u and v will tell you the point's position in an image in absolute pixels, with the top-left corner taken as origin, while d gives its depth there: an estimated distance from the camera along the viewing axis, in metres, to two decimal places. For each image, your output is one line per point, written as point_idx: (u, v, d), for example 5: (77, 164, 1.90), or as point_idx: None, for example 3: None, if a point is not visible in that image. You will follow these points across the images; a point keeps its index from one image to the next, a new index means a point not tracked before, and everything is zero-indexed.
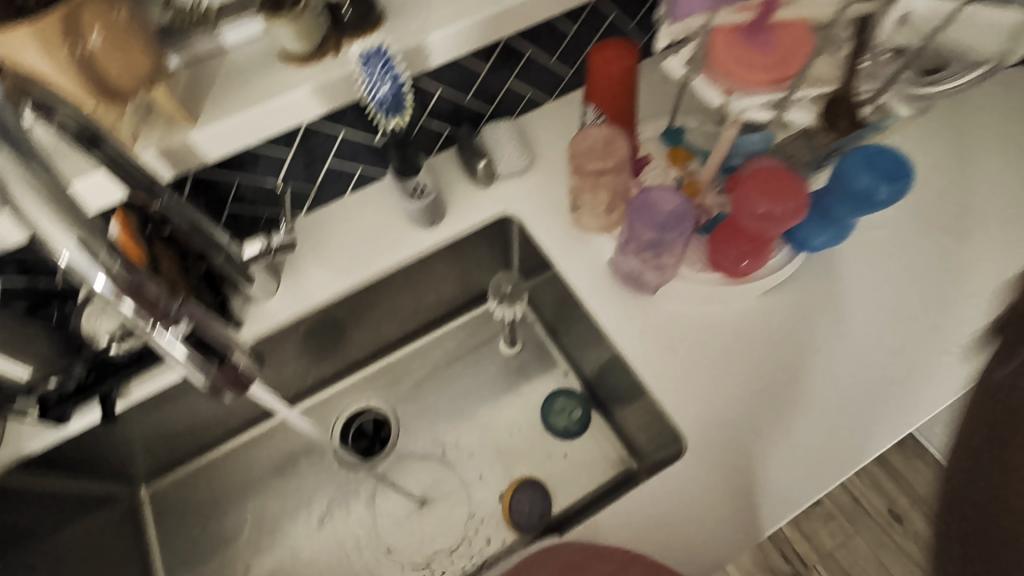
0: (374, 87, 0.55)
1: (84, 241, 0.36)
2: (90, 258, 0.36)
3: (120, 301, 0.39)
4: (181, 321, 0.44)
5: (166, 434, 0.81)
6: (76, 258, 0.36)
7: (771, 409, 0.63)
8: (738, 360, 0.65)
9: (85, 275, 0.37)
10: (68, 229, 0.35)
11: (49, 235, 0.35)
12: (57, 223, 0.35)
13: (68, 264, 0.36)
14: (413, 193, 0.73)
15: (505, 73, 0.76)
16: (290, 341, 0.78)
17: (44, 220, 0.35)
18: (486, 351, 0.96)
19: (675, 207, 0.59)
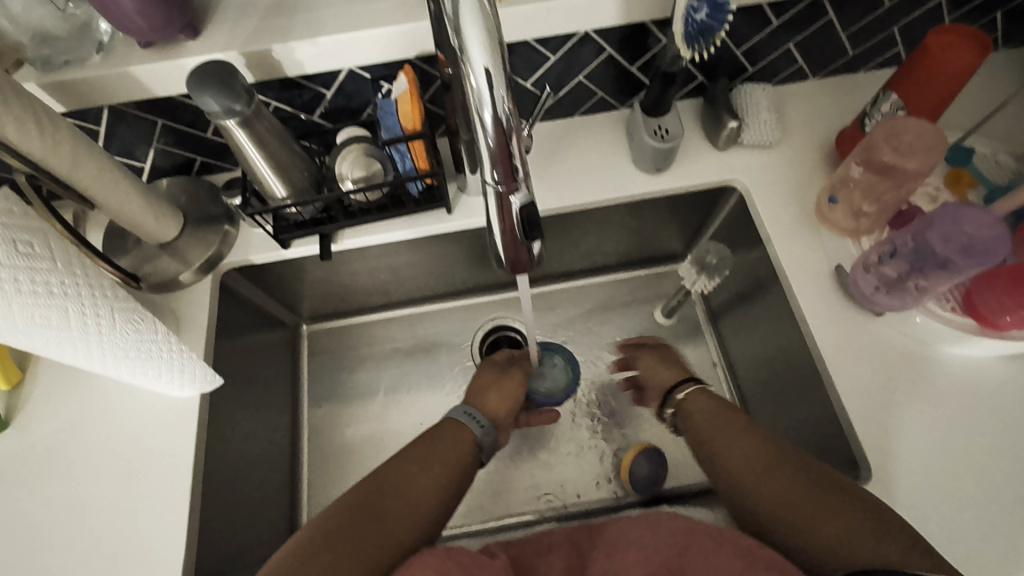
0: (694, 10, 0.53)
1: (494, 68, 0.32)
2: (491, 90, 0.32)
3: (483, 144, 0.35)
4: (522, 193, 0.38)
5: (343, 285, 0.88)
6: (480, 84, 0.32)
7: (879, 415, 0.60)
8: (861, 358, 0.62)
9: (477, 106, 0.33)
10: (488, 51, 0.31)
11: (469, 50, 0.31)
12: (483, 37, 0.31)
13: (471, 89, 0.33)
14: (655, 134, 0.69)
15: (790, 34, 0.69)
16: (479, 237, 0.80)
17: (472, 34, 0.31)
18: (637, 312, 0.94)
19: (995, 234, 0.54)
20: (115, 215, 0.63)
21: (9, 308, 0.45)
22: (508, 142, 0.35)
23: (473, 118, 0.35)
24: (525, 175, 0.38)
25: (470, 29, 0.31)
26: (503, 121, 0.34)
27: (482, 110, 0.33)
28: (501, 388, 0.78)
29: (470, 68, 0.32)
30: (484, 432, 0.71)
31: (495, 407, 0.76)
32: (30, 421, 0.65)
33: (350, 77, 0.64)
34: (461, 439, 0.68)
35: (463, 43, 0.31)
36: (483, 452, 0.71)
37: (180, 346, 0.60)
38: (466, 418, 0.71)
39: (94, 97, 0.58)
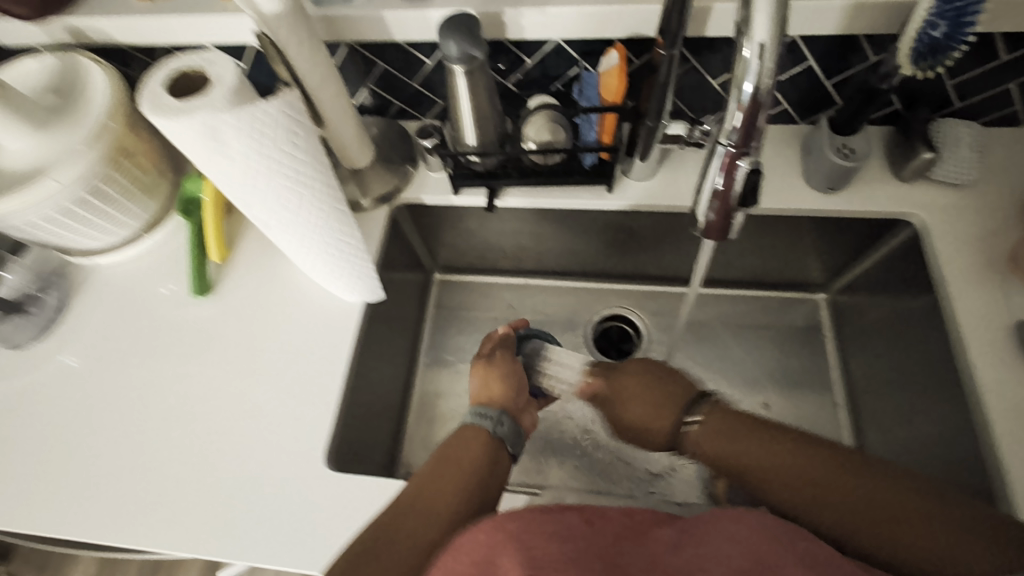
0: (930, 27, 0.54)
1: (770, 44, 0.36)
2: (761, 62, 0.36)
3: (732, 112, 0.40)
4: (749, 161, 0.42)
5: (485, 242, 0.94)
6: (753, 55, 0.36)
7: None
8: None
9: (741, 79, 0.37)
10: (769, 29, 0.35)
11: (754, 23, 0.35)
12: (770, 18, 0.35)
13: (741, 58, 0.37)
14: (838, 151, 0.68)
15: (1016, 73, 0.65)
16: (627, 223, 0.84)
17: (761, 11, 0.35)
18: (761, 333, 0.92)
19: None
20: (331, 135, 0.73)
21: (272, 185, 0.56)
22: (757, 116, 0.39)
23: (732, 86, 0.39)
24: (758, 145, 0.42)
25: (762, 3, 0.35)
26: (760, 94, 0.38)
27: (745, 83, 0.37)
28: (495, 375, 0.73)
29: (747, 40, 0.36)
30: (499, 427, 0.67)
31: (501, 396, 0.71)
32: (228, 294, 0.78)
33: (556, 49, 0.70)
34: (477, 439, 0.65)
35: (751, 11, 0.35)
36: (510, 444, 0.68)
37: (364, 257, 0.69)
38: (477, 418, 0.68)
39: (346, 33, 0.68)
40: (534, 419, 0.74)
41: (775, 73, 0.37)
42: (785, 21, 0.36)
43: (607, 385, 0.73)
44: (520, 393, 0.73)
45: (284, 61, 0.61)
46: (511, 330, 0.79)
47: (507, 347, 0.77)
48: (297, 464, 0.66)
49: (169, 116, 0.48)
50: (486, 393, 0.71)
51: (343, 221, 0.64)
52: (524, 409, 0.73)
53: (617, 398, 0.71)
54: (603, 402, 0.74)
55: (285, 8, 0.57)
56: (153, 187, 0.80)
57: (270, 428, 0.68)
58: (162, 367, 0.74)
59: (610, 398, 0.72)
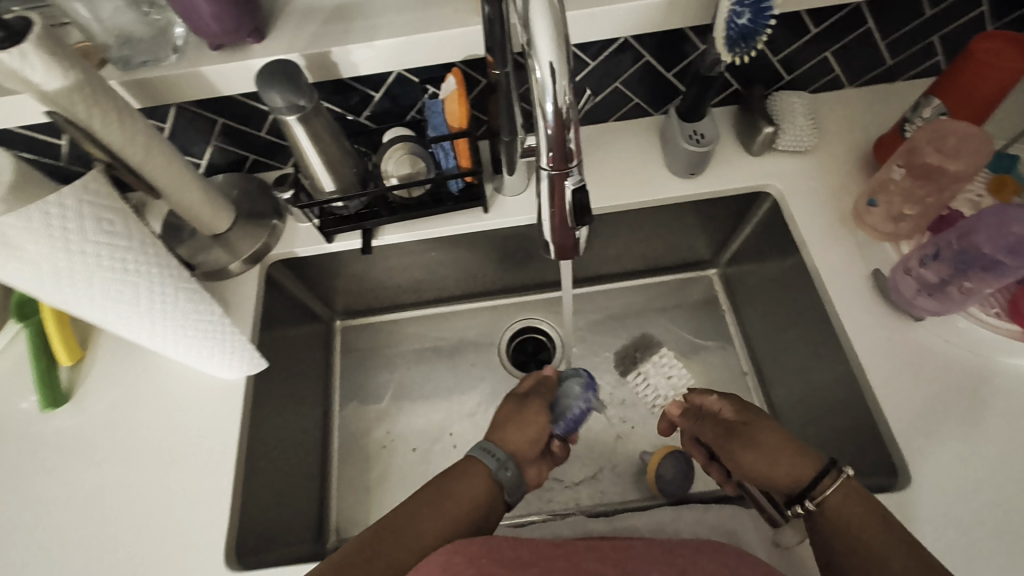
0: (736, 15, 0.56)
1: (558, 63, 0.35)
2: (554, 79, 0.35)
3: (541, 131, 0.38)
4: (575, 176, 0.40)
5: (378, 281, 0.90)
6: (545, 77, 0.35)
7: (915, 419, 0.60)
8: (898, 361, 0.63)
9: (540, 96, 0.36)
10: (553, 46, 0.34)
11: (537, 44, 0.34)
12: (551, 34, 0.34)
13: (534, 79, 0.35)
14: (691, 138, 0.71)
15: (828, 42, 0.70)
16: (514, 236, 0.83)
17: (540, 29, 0.34)
18: (667, 318, 0.94)
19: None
20: (175, 204, 0.67)
21: (92, 280, 0.49)
22: (567, 134, 0.38)
23: (536, 108, 0.37)
24: (579, 159, 0.40)
25: (539, 21, 0.34)
26: (563, 111, 0.37)
27: (545, 102, 0.36)
28: (518, 418, 0.70)
29: (535, 60, 0.35)
30: (502, 470, 0.64)
31: (516, 442, 0.68)
32: (89, 397, 0.69)
33: (398, 79, 0.68)
34: (478, 484, 0.61)
35: (531, 31, 0.34)
36: (507, 492, 0.64)
37: (235, 330, 0.64)
38: (484, 455, 0.65)
39: (166, 95, 0.63)
40: (538, 475, 0.71)
41: (572, 89, 0.36)
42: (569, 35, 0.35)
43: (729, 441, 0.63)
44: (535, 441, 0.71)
45: (89, 136, 0.55)
46: (551, 373, 0.78)
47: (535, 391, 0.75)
48: (194, 570, 0.60)
49: None
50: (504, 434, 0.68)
51: (197, 302, 0.59)
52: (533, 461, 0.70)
53: (752, 461, 0.61)
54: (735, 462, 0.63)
55: (75, 83, 0.51)
56: None
57: (160, 538, 0.61)
58: (19, 497, 0.65)
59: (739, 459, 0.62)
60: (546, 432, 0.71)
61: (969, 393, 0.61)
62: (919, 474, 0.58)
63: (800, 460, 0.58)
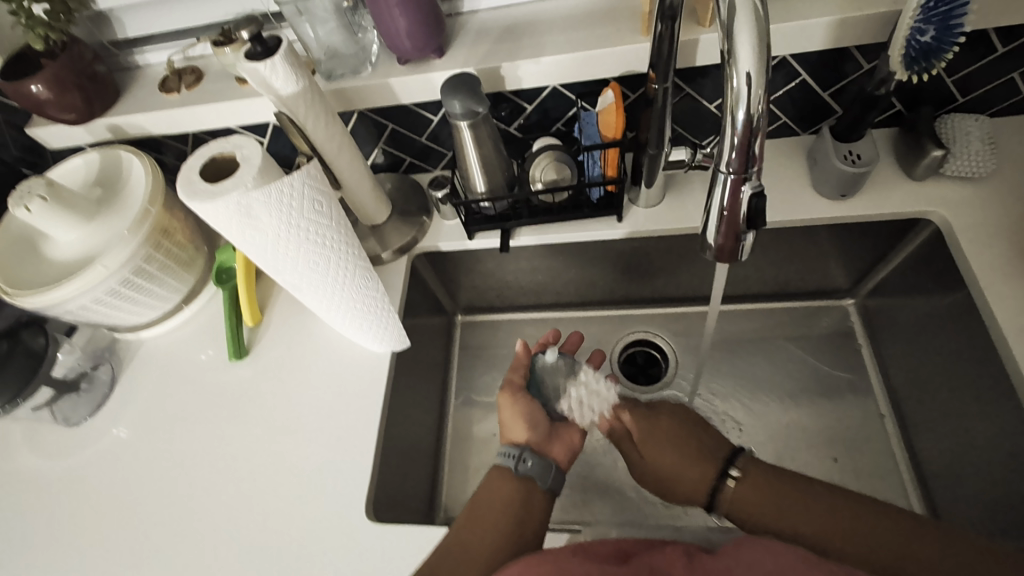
0: (918, 32, 0.54)
1: (756, 72, 0.37)
2: (750, 89, 0.37)
3: (728, 138, 0.40)
4: (752, 182, 0.42)
5: (503, 281, 0.96)
6: (740, 84, 0.38)
7: None
8: None
9: (735, 104, 0.38)
10: (754, 58, 0.36)
11: (738, 54, 0.37)
12: (754, 48, 0.36)
13: (731, 88, 0.38)
14: (844, 157, 0.69)
15: (1017, 62, 0.65)
16: (642, 247, 0.84)
17: (743, 41, 0.36)
18: (793, 346, 0.90)
19: None
20: (349, 195, 0.78)
21: (298, 251, 0.59)
22: (752, 142, 0.40)
23: (724, 114, 0.40)
24: (758, 166, 0.42)
25: (743, 34, 0.36)
26: (753, 119, 0.39)
27: (738, 111, 0.38)
28: (511, 409, 0.70)
29: (734, 70, 0.37)
30: (521, 464, 0.64)
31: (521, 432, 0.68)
32: (263, 355, 0.81)
33: (553, 93, 0.73)
34: (504, 484, 0.63)
35: (734, 45, 0.37)
36: (539, 478, 0.64)
37: (390, 308, 0.72)
38: (503, 457, 0.65)
39: (358, 102, 0.73)
40: (569, 445, 0.70)
41: (765, 98, 0.38)
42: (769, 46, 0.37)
43: (640, 432, 0.71)
44: (541, 421, 0.69)
45: (302, 134, 0.66)
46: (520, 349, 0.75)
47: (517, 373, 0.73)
48: (338, 516, 0.67)
49: (203, 200, 0.52)
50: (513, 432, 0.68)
51: (367, 279, 0.67)
52: (554, 438, 0.69)
53: (671, 475, 0.67)
54: (623, 438, 0.73)
55: (301, 88, 0.62)
56: (190, 261, 0.85)
57: (312, 483, 0.70)
58: (205, 432, 0.77)
59: (634, 444, 0.71)
60: (539, 413, 0.69)
61: None
62: None
63: (696, 462, 0.66)
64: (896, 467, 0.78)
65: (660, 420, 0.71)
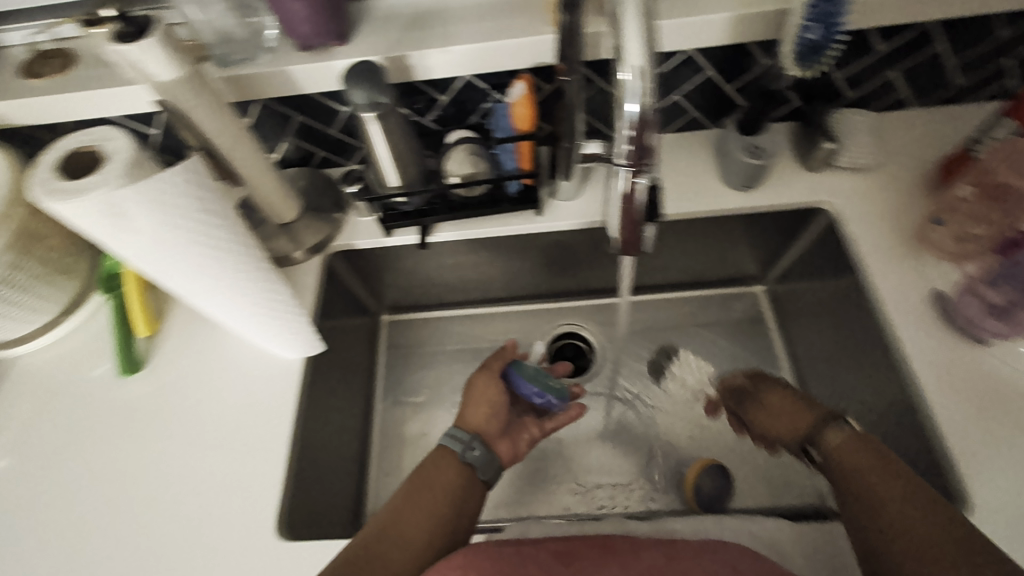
0: (804, 30, 0.57)
1: (644, 66, 0.37)
2: (640, 82, 0.37)
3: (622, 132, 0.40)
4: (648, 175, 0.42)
5: (427, 278, 0.93)
6: (630, 78, 0.37)
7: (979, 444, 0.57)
8: (963, 385, 0.61)
9: (625, 99, 0.38)
10: (642, 50, 0.36)
11: (627, 47, 0.36)
12: (640, 39, 0.36)
13: (620, 81, 0.37)
14: (748, 150, 0.71)
15: (895, 61, 0.70)
16: (564, 240, 0.84)
17: (631, 36, 0.36)
18: (710, 332, 0.93)
19: None
20: (252, 192, 0.72)
21: (184, 255, 0.54)
22: (645, 135, 0.40)
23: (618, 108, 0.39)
24: (653, 160, 0.42)
25: (631, 28, 0.36)
26: (644, 113, 0.38)
27: (629, 106, 0.38)
28: (477, 399, 0.73)
29: (623, 64, 0.37)
30: (470, 450, 0.66)
31: (478, 418, 0.71)
32: (162, 367, 0.74)
33: (466, 83, 0.71)
34: (446, 471, 0.64)
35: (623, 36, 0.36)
36: (481, 469, 0.66)
37: (298, 310, 0.67)
38: (452, 441, 0.67)
39: (255, 92, 0.68)
40: (512, 448, 0.72)
41: (655, 92, 0.38)
42: (655, 39, 0.37)
43: (750, 386, 0.72)
44: (498, 418, 0.73)
45: (190, 126, 0.60)
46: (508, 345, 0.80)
47: (497, 365, 0.77)
48: (249, 537, 0.63)
49: (64, 198, 0.46)
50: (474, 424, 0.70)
51: (269, 282, 0.62)
52: (502, 436, 0.72)
53: (760, 403, 0.69)
54: (734, 393, 0.74)
55: (182, 75, 0.56)
56: (72, 268, 0.76)
57: (219, 503, 0.65)
58: (95, 455, 0.70)
59: (749, 402, 0.71)
60: (502, 408, 0.73)
61: None
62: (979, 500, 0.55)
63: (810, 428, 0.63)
64: None
65: (770, 399, 0.68)
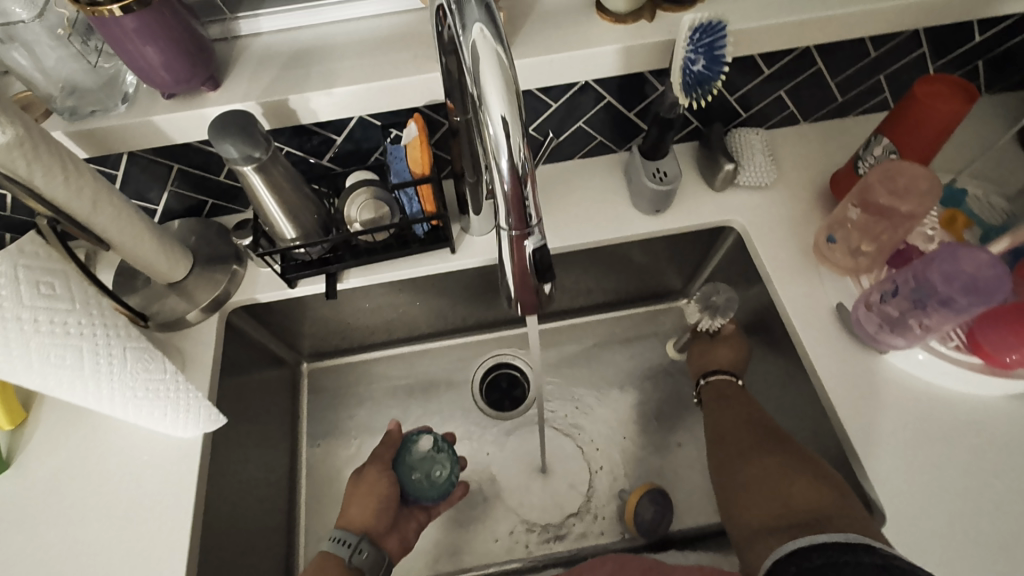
0: (691, 62, 0.57)
1: (511, 117, 0.34)
2: (507, 137, 0.35)
3: (498, 187, 0.37)
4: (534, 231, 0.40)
5: (344, 323, 0.87)
6: (497, 131, 0.35)
7: (885, 451, 0.60)
8: (868, 393, 0.63)
9: (494, 154, 0.35)
10: (505, 103, 0.34)
11: (489, 101, 0.34)
12: (502, 92, 0.34)
13: (488, 136, 0.35)
14: (654, 175, 0.71)
15: (782, 82, 0.72)
16: (483, 274, 0.82)
17: (491, 87, 0.34)
18: (639, 350, 0.93)
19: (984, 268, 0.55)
20: (126, 255, 0.65)
21: (27, 348, 0.46)
22: (523, 189, 0.38)
23: (490, 162, 0.37)
24: (539, 215, 0.40)
25: (490, 79, 0.34)
26: (518, 167, 0.36)
27: (500, 160, 0.36)
28: (362, 494, 0.71)
29: (487, 117, 0.35)
30: (356, 555, 0.66)
31: (362, 518, 0.70)
32: (31, 462, 0.65)
33: (360, 123, 0.67)
34: (329, 572, 0.64)
35: (483, 91, 0.34)
36: (367, 572, 0.67)
37: (193, 389, 0.60)
38: (335, 545, 0.67)
39: (116, 145, 0.60)
40: (402, 539, 0.74)
41: (525, 145, 0.36)
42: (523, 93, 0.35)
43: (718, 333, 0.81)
44: (388, 511, 0.72)
45: (32, 192, 0.52)
46: (393, 429, 0.77)
47: (384, 456, 0.75)
48: None
49: None
50: (359, 523, 0.69)
51: (147, 363, 0.55)
52: (391, 528, 0.73)
53: (716, 349, 0.79)
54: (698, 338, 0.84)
55: (12, 137, 0.49)
56: None
57: None
58: None
59: (707, 347, 0.81)
60: (389, 499, 0.72)
61: (930, 424, 0.61)
62: (890, 507, 0.57)
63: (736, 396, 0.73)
64: None
65: (720, 349, 0.79)
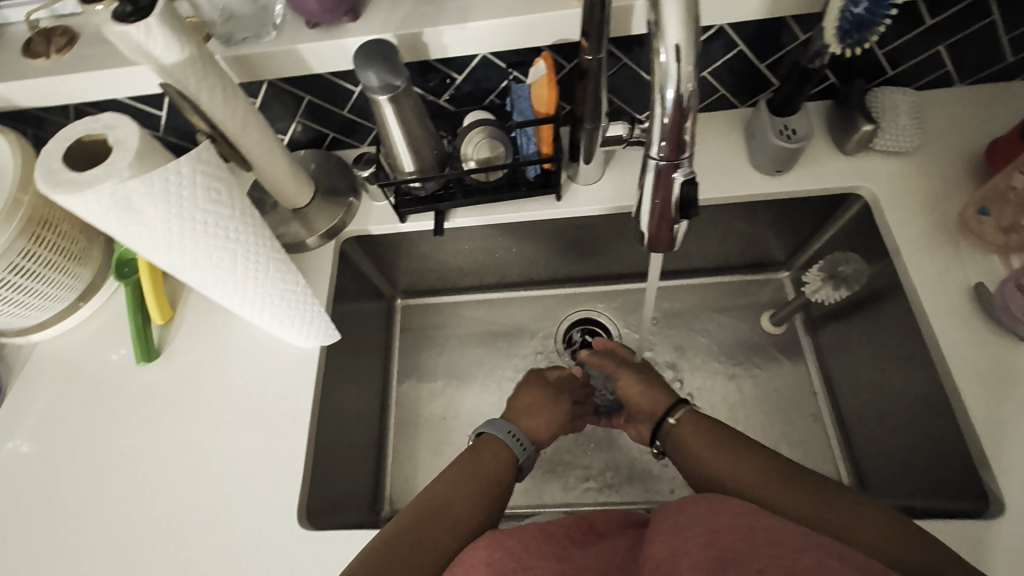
0: (852, 3, 0.53)
1: (686, 44, 0.34)
2: (679, 65, 0.34)
3: (659, 118, 0.37)
4: (685, 165, 0.40)
5: (441, 262, 0.91)
6: (669, 59, 0.34)
7: (1015, 443, 0.56)
8: (1002, 382, 0.58)
9: (661, 86, 0.35)
10: (684, 29, 0.33)
11: (665, 27, 0.34)
12: (681, 20, 0.33)
13: (658, 63, 0.35)
14: (782, 132, 0.67)
15: (945, 35, 0.65)
16: (583, 225, 0.82)
17: (672, 11, 0.33)
18: (730, 318, 0.90)
19: None
20: (262, 177, 0.70)
21: (196, 245, 0.52)
22: (683, 122, 0.37)
23: (654, 93, 0.37)
24: (691, 150, 0.40)
25: (671, 4, 0.33)
26: (683, 99, 0.36)
27: (667, 90, 0.35)
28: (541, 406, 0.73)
29: (661, 44, 0.34)
30: (522, 453, 0.67)
31: (537, 426, 0.71)
32: (177, 354, 0.74)
33: (484, 62, 0.67)
34: (490, 460, 0.64)
35: (662, 15, 0.33)
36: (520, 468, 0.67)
37: (314, 301, 0.66)
38: (510, 438, 0.67)
39: (263, 72, 0.65)
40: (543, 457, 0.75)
41: (696, 76, 0.35)
42: (700, 17, 0.34)
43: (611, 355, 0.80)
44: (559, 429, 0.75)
45: (197, 109, 0.58)
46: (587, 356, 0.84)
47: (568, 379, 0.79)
48: (270, 524, 0.63)
49: (67, 193, 0.45)
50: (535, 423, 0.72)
51: (283, 271, 0.60)
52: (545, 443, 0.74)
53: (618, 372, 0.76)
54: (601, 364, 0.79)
55: (189, 56, 0.53)
56: (86, 254, 0.75)
57: (239, 494, 0.65)
58: (116, 442, 0.70)
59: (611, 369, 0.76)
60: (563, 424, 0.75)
61: None
62: (1012, 500, 0.54)
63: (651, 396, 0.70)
64: (824, 433, 0.80)
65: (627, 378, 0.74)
